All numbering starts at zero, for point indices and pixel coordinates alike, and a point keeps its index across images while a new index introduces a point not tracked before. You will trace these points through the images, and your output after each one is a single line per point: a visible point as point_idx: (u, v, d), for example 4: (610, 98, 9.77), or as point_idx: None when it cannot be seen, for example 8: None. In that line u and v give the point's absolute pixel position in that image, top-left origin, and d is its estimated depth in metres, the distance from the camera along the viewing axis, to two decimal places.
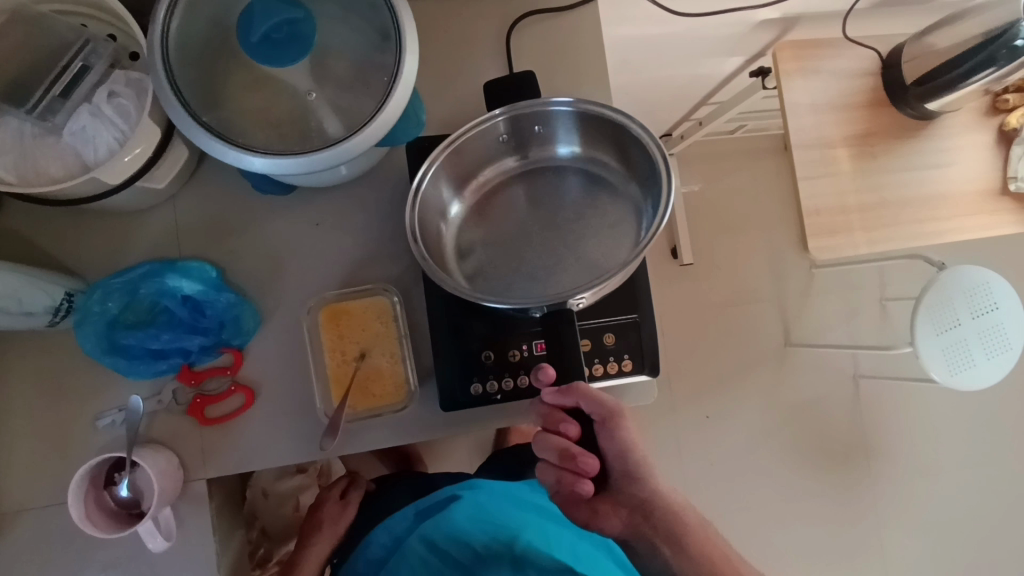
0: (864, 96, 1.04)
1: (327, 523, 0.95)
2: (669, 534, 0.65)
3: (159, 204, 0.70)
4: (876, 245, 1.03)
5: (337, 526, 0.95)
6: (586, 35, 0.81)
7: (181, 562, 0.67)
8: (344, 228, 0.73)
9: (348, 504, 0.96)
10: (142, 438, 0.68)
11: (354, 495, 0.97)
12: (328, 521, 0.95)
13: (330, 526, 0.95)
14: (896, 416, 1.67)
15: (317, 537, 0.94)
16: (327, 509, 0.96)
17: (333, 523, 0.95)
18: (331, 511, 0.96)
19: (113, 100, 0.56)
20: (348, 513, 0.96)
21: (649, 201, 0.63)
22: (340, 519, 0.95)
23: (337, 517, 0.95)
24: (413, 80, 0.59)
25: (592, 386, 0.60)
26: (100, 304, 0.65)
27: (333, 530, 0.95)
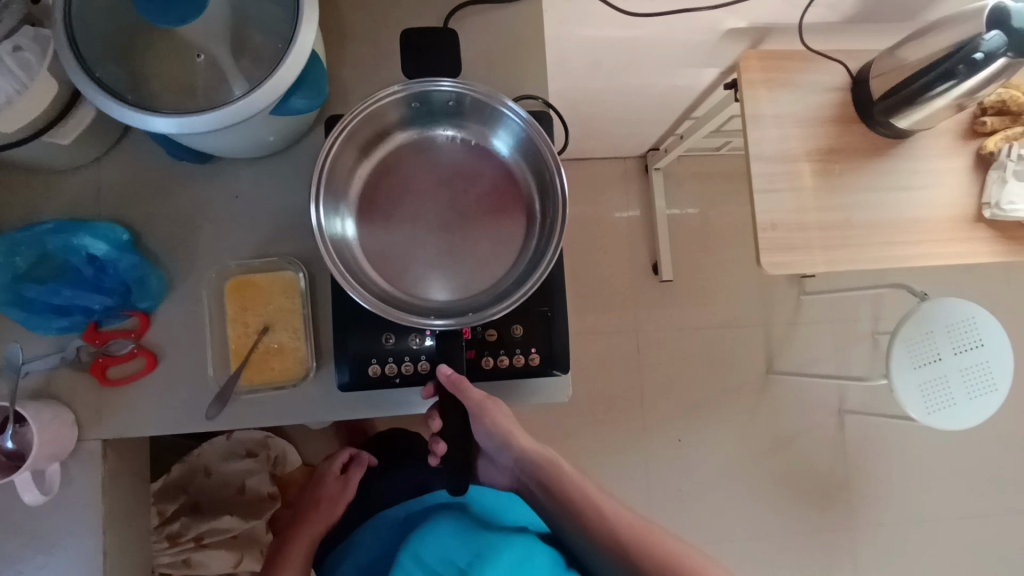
0: (833, 111, 1.01)
1: (322, 499, 1.02)
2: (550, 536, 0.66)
3: (82, 166, 0.72)
4: (836, 264, 0.98)
5: (337, 505, 1.01)
6: (525, 26, 0.80)
7: (61, 518, 0.68)
8: (260, 201, 0.73)
9: (348, 484, 1.05)
10: (40, 393, 0.69)
11: (353, 478, 1.05)
12: (326, 499, 1.03)
13: (327, 501, 1.02)
14: (880, 457, 1.59)
15: (310, 519, 0.99)
16: (327, 488, 1.04)
17: (331, 499, 1.02)
18: (332, 487, 1.04)
19: (17, 53, 0.57)
20: (345, 495, 1.03)
21: (540, 216, 0.67)
22: (339, 497, 1.02)
23: (335, 498, 1.03)
24: (307, 51, 0.59)
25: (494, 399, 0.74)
26: (6, 256, 0.65)
27: (331, 503, 1.02)
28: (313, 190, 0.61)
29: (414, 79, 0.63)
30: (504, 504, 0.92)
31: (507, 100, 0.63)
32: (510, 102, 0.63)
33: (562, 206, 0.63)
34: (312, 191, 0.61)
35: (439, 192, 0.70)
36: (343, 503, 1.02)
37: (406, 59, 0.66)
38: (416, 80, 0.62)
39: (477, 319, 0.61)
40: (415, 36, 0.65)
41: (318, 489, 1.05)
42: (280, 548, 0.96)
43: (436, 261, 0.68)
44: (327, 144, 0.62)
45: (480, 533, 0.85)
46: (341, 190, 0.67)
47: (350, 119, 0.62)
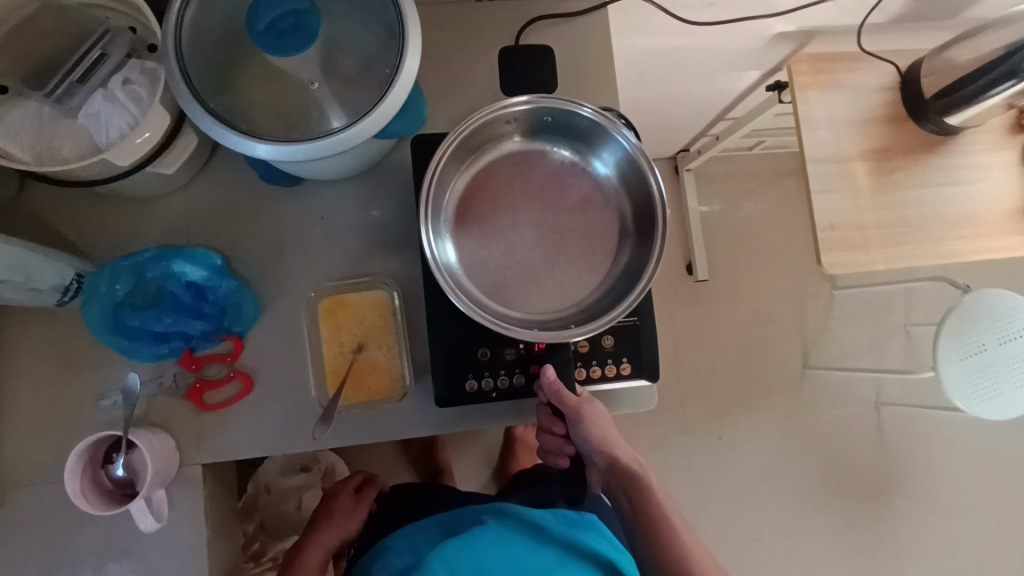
0: (883, 111, 1.02)
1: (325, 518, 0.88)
2: None
3: (171, 192, 0.72)
4: (895, 263, 1.00)
5: (359, 518, 0.90)
6: (594, 38, 0.81)
7: (169, 543, 0.68)
8: (346, 223, 0.74)
9: (362, 501, 0.92)
10: (139, 420, 0.69)
11: (370, 493, 0.93)
12: (340, 514, 0.89)
13: (331, 523, 0.87)
14: (920, 447, 1.60)
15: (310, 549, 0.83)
16: (336, 505, 0.90)
17: (343, 514, 0.89)
18: (343, 504, 0.90)
19: (127, 86, 0.59)
20: (359, 514, 0.90)
21: (635, 235, 0.69)
22: (354, 512, 0.90)
23: (350, 512, 0.90)
24: (412, 78, 0.59)
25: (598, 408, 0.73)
26: (108, 285, 0.67)
27: (337, 527, 0.87)
28: (421, 208, 0.62)
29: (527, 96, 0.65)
30: (578, 533, 0.79)
31: (616, 119, 0.65)
32: (623, 127, 0.66)
33: (664, 224, 0.64)
34: (421, 204, 0.62)
35: (534, 204, 0.71)
36: (356, 518, 0.89)
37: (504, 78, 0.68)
38: (530, 96, 0.64)
39: (581, 333, 0.62)
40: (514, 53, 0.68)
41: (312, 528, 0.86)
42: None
43: (532, 273, 0.69)
44: (435, 157, 0.64)
45: (535, 553, 0.74)
46: (440, 204, 0.68)
47: (459, 133, 0.64)
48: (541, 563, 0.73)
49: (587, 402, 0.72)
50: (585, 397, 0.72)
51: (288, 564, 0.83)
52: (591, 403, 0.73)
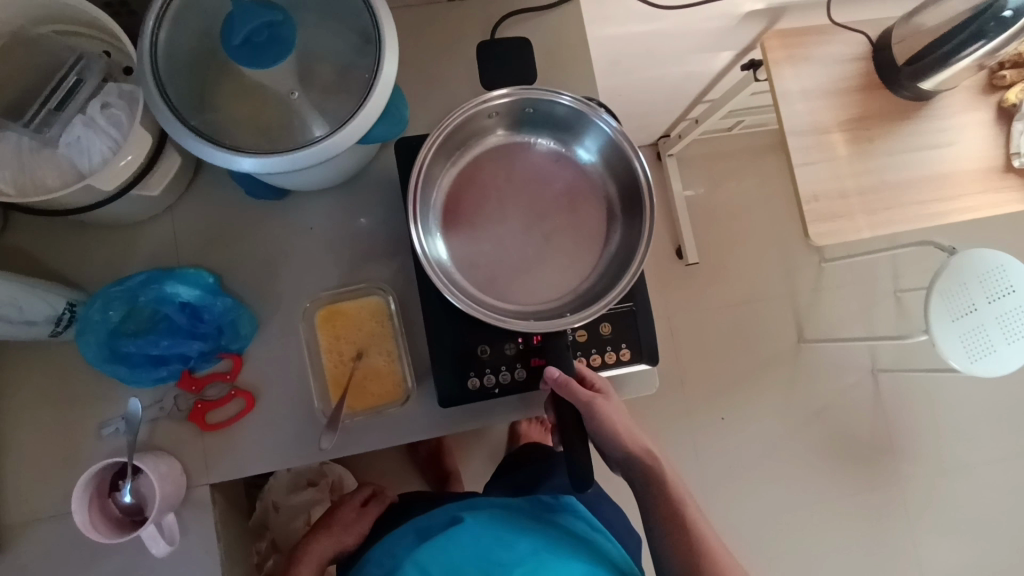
0: (857, 81, 1.04)
1: (323, 528, 0.87)
2: (672, 519, 0.69)
3: (157, 215, 0.72)
4: (880, 230, 1.02)
5: (359, 530, 0.88)
6: (567, 30, 0.81)
7: (183, 567, 0.68)
8: (337, 233, 0.74)
9: (364, 514, 0.89)
10: (143, 446, 0.69)
11: (375, 508, 0.91)
12: (339, 525, 0.88)
13: (329, 536, 0.86)
14: (920, 410, 1.62)
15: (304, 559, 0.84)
16: (337, 518, 0.89)
17: (342, 526, 0.88)
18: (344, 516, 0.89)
19: (107, 110, 0.59)
20: (357, 528, 0.88)
21: (623, 219, 0.70)
22: (355, 524, 0.88)
23: (350, 524, 0.88)
24: (391, 81, 0.59)
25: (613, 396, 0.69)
26: (101, 313, 0.66)
27: (331, 541, 0.86)
28: (408, 209, 0.62)
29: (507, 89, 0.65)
30: (553, 517, 0.80)
31: (598, 107, 0.66)
32: (602, 111, 0.66)
33: (651, 209, 0.65)
34: (409, 204, 0.63)
35: (521, 198, 0.71)
36: (355, 530, 0.87)
37: (487, 71, 0.68)
38: (511, 89, 0.64)
39: (577, 320, 0.62)
40: (497, 44, 0.68)
41: (308, 538, 0.87)
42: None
43: (524, 265, 0.70)
44: (420, 156, 0.64)
45: (512, 536, 0.75)
46: (428, 204, 0.69)
47: (442, 130, 0.64)
48: (518, 545, 0.74)
49: (598, 405, 0.66)
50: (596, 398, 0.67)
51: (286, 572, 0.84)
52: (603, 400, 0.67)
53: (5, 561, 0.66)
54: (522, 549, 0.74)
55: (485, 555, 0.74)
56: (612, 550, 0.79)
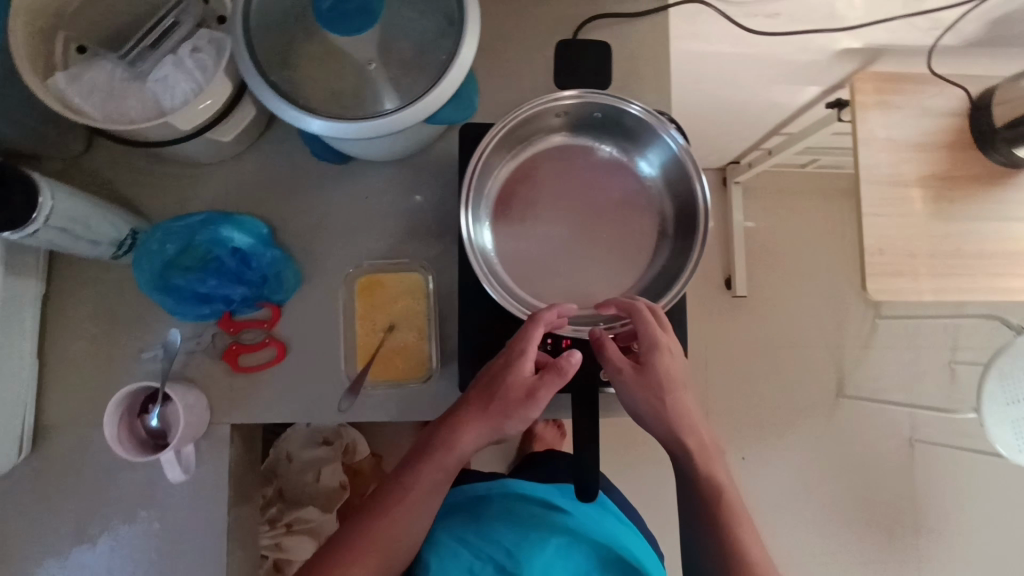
0: (946, 137, 0.98)
1: (478, 415, 0.60)
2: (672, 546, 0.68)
3: (226, 160, 0.75)
4: (944, 295, 0.97)
5: (529, 417, 0.59)
6: (651, 41, 0.80)
7: (193, 496, 0.71)
8: (390, 204, 0.75)
9: (534, 403, 0.58)
10: (176, 375, 0.72)
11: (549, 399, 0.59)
12: (501, 398, 0.59)
13: (485, 427, 0.60)
14: (955, 489, 1.53)
15: (454, 452, 0.61)
16: (494, 404, 0.59)
17: (501, 417, 0.59)
18: (514, 385, 0.59)
19: (195, 54, 0.61)
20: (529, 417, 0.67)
21: (673, 239, 0.69)
22: (516, 416, 0.59)
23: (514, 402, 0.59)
24: (466, 66, 0.60)
25: (667, 361, 0.61)
26: (159, 244, 0.70)
27: (491, 434, 0.60)
28: (461, 195, 0.63)
29: (578, 90, 0.65)
30: (586, 511, 0.78)
31: (670, 123, 0.65)
32: (671, 127, 0.64)
33: (704, 232, 0.63)
34: (463, 190, 0.63)
35: (574, 201, 0.71)
36: (521, 424, 0.60)
37: (562, 70, 0.68)
38: (582, 91, 0.64)
39: None
40: (576, 45, 0.67)
41: (455, 420, 0.61)
42: (404, 475, 0.63)
43: (566, 269, 0.69)
44: (482, 145, 0.64)
45: (544, 533, 0.76)
46: (483, 192, 0.69)
47: (508, 122, 0.64)
48: (549, 544, 0.76)
49: (623, 379, 0.61)
50: (622, 370, 0.61)
51: (422, 448, 0.64)
52: (632, 373, 0.61)
53: (35, 459, 0.71)
54: (552, 548, 0.75)
55: (517, 546, 0.76)
56: (643, 556, 0.77)
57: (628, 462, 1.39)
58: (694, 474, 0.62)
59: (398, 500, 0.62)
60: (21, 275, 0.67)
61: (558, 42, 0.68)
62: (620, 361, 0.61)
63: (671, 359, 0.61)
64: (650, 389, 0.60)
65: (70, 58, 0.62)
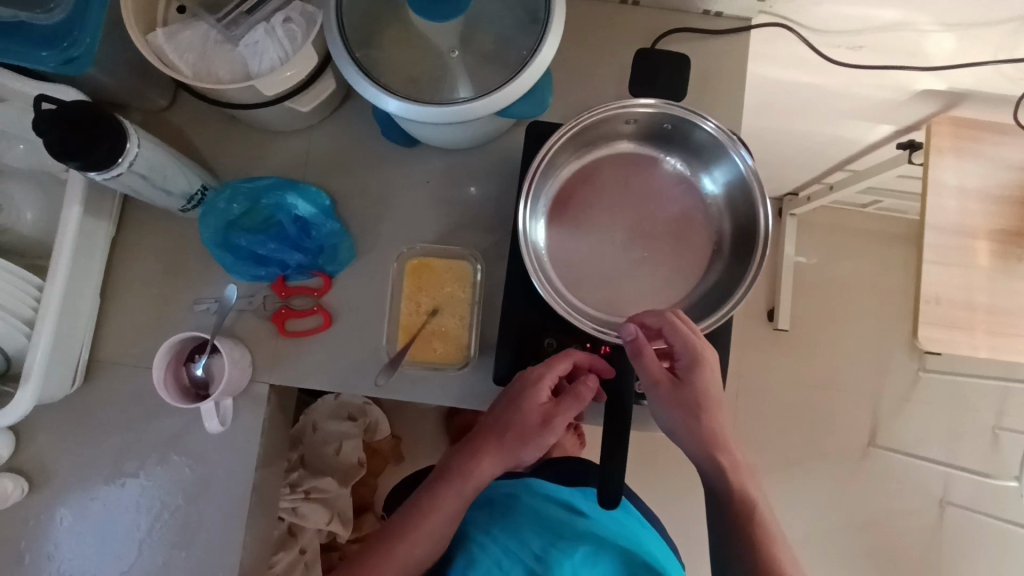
0: (1022, 192, 0.95)
1: (495, 445, 0.67)
2: None
3: (298, 130, 0.77)
4: (998, 354, 0.93)
5: (542, 445, 0.67)
6: (728, 61, 0.80)
7: (226, 447, 0.74)
8: (449, 191, 0.77)
9: (550, 430, 0.66)
10: (225, 330, 0.74)
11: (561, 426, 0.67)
12: (516, 430, 0.66)
13: (503, 452, 0.67)
14: (983, 558, 1.47)
15: (474, 478, 0.67)
16: (513, 432, 0.66)
17: (520, 443, 0.66)
18: (527, 418, 0.66)
19: (286, 24, 0.63)
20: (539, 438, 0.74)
21: (728, 260, 0.68)
22: (532, 443, 0.66)
23: (529, 433, 0.66)
24: (545, 64, 0.61)
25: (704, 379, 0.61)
26: (226, 203, 0.72)
27: (508, 459, 0.67)
28: (522, 190, 0.63)
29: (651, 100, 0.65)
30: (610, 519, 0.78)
31: (741, 144, 0.64)
32: (742, 146, 0.64)
33: (761, 256, 0.63)
34: (524, 186, 0.64)
35: (632, 210, 0.71)
36: (534, 451, 0.67)
37: (637, 79, 0.68)
38: (657, 101, 0.64)
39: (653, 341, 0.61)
40: (655, 55, 0.67)
41: (473, 446, 0.68)
42: (423, 500, 0.67)
43: (616, 276, 0.69)
44: (548, 144, 0.65)
45: (570, 539, 0.75)
46: (543, 190, 0.70)
47: (577, 123, 0.65)
48: (576, 551, 0.74)
49: (659, 394, 0.62)
50: (659, 384, 0.61)
51: (438, 477, 0.69)
52: (669, 386, 0.61)
53: (85, 391, 0.74)
54: (580, 554, 0.74)
55: (546, 550, 0.74)
56: (662, 554, 0.78)
57: (645, 481, 1.38)
58: (724, 493, 0.61)
59: (416, 524, 0.66)
60: (97, 215, 0.71)
61: (637, 50, 0.69)
62: (659, 372, 0.61)
63: (710, 377, 0.62)
64: (687, 406, 0.61)
65: (170, 17, 0.66)
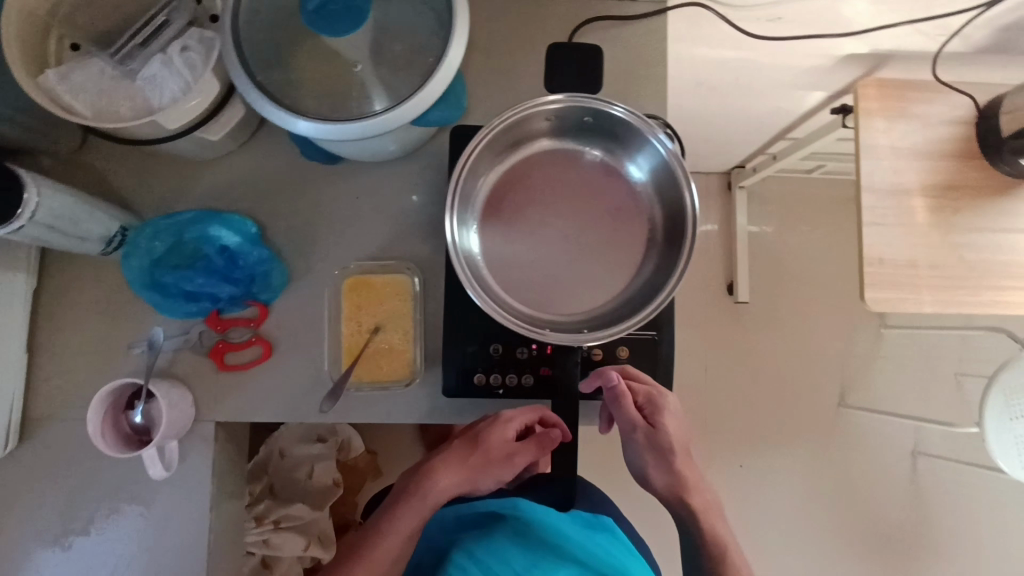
0: (952, 146, 0.96)
1: (456, 467, 0.69)
2: None
3: (217, 158, 0.75)
4: (944, 308, 0.95)
5: (499, 474, 0.70)
6: (648, 45, 0.79)
7: (178, 491, 0.72)
8: (379, 205, 0.75)
9: (508, 464, 0.68)
10: (163, 372, 0.72)
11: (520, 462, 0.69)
12: (478, 459, 0.68)
13: (462, 477, 0.69)
14: (957, 503, 1.50)
15: (430, 499, 0.69)
16: (474, 457, 0.68)
17: (479, 469, 0.69)
18: (491, 451, 0.68)
19: (184, 53, 0.61)
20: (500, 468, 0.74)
21: (661, 247, 0.68)
22: (489, 472, 0.69)
23: (489, 463, 0.68)
24: (454, 67, 0.59)
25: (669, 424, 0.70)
26: (149, 241, 0.70)
27: (465, 483, 0.70)
28: (447, 201, 0.62)
29: (566, 94, 0.64)
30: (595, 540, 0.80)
31: (660, 131, 0.64)
32: (660, 132, 0.63)
33: (690, 241, 0.62)
34: (449, 197, 0.63)
35: (563, 207, 0.71)
36: (491, 480, 0.70)
37: (553, 74, 0.67)
38: (571, 96, 0.63)
39: (592, 339, 0.60)
40: (566, 48, 0.66)
41: (433, 466, 0.70)
42: (383, 520, 0.69)
43: (553, 276, 0.69)
44: (468, 151, 0.64)
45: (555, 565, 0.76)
46: (471, 197, 0.69)
47: (495, 126, 0.64)
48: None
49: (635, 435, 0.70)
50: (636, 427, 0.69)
51: (397, 494, 0.71)
52: (648, 433, 0.69)
53: (23, 450, 0.71)
54: None
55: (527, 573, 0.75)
56: None
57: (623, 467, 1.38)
58: None
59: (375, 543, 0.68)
60: (11, 268, 0.68)
61: (549, 45, 0.68)
62: (643, 423, 0.69)
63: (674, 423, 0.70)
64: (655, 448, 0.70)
65: (63, 55, 0.63)
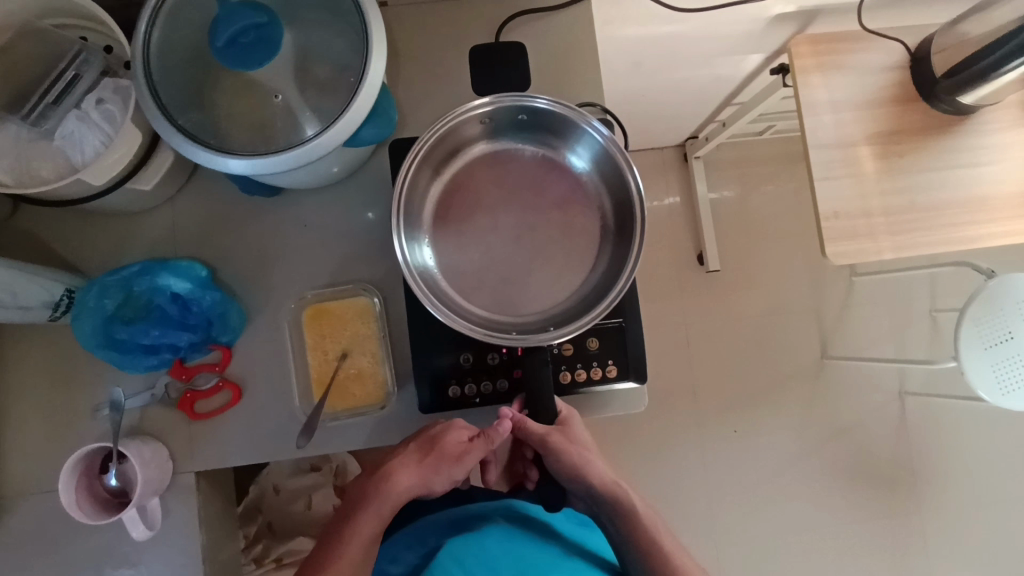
0: (890, 92, 0.98)
1: (412, 468, 0.66)
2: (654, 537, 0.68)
3: (157, 206, 0.73)
4: (903, 252, 0.96)
5: (453, 475, 0.67)
6: (574, 33, 0.79)
7: (165, 547, 0.71)
8: (329, 230, 0.74)
9: (462, 464, 0.66)
10: (133, 429, 0.71)
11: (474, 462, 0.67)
12: (435, 457, 0.65)
13: (418, 478, 0.66)
14: (947, 436, 1.54)
15: (388, 502, 0.65)
16: (429, 457, 0.65)
17: (433, 470, 0.65)
18: (447, 449, 0.66)
19: (101, 106, 0.61)
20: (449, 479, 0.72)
21: (614, 232, 0.68)
22: (445, 472, 0.66)
23: (445, 461, 0.66)
24: (378, 84, 0.59)
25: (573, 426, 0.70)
26: (98, 299, 0.68)
27: (421, 486, 0.66)
28: (392, 219, 0.61)
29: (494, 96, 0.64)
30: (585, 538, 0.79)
31: (593, 119, 0.63)
32: (592, 119, 0.63)
33: (639, 223, 0.62)
34: (393, 214, 0.62)
35: (510, 207, 0.70)
36: (445, 481, 0.67)
37: (480, 78, 0.66)
38: (499, 97, 0.62)
39: (557, 336, 0.60)
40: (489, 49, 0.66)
41: (388, 468, 0.66)
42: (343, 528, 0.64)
43: (511, 278, 0.68)
44: (406, 166, 0.63)
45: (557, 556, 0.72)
46: (416, 211, 0.68)
47: (428, 138, 0.63)
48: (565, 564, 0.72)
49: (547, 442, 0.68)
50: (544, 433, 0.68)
51: (352, 504, 0.66)
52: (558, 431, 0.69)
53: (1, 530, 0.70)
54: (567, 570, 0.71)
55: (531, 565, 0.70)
56: None
57: None
58: None
59: (338, 552, 0.62)
60: None
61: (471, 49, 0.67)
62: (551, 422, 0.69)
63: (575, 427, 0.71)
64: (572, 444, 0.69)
65: None
